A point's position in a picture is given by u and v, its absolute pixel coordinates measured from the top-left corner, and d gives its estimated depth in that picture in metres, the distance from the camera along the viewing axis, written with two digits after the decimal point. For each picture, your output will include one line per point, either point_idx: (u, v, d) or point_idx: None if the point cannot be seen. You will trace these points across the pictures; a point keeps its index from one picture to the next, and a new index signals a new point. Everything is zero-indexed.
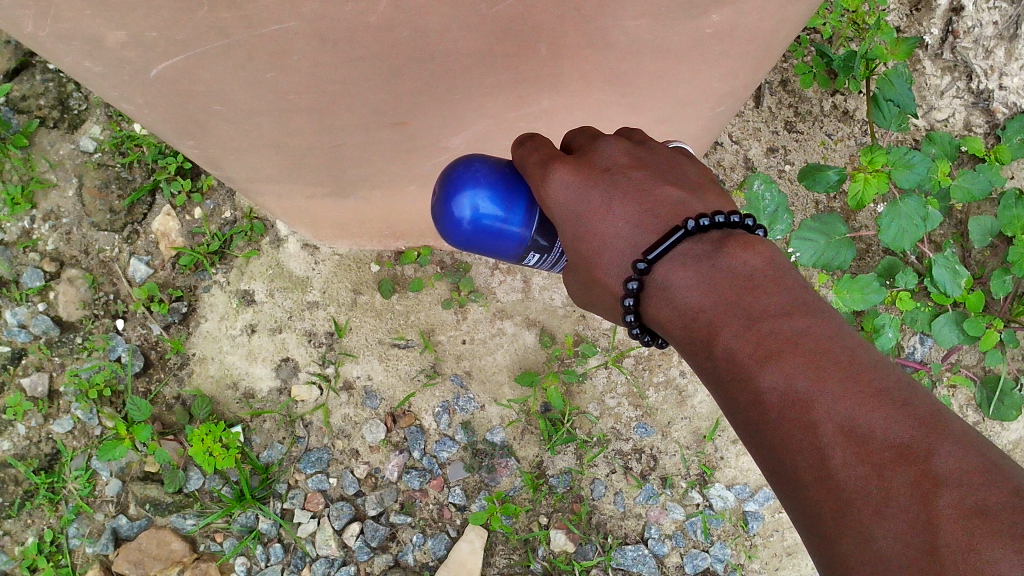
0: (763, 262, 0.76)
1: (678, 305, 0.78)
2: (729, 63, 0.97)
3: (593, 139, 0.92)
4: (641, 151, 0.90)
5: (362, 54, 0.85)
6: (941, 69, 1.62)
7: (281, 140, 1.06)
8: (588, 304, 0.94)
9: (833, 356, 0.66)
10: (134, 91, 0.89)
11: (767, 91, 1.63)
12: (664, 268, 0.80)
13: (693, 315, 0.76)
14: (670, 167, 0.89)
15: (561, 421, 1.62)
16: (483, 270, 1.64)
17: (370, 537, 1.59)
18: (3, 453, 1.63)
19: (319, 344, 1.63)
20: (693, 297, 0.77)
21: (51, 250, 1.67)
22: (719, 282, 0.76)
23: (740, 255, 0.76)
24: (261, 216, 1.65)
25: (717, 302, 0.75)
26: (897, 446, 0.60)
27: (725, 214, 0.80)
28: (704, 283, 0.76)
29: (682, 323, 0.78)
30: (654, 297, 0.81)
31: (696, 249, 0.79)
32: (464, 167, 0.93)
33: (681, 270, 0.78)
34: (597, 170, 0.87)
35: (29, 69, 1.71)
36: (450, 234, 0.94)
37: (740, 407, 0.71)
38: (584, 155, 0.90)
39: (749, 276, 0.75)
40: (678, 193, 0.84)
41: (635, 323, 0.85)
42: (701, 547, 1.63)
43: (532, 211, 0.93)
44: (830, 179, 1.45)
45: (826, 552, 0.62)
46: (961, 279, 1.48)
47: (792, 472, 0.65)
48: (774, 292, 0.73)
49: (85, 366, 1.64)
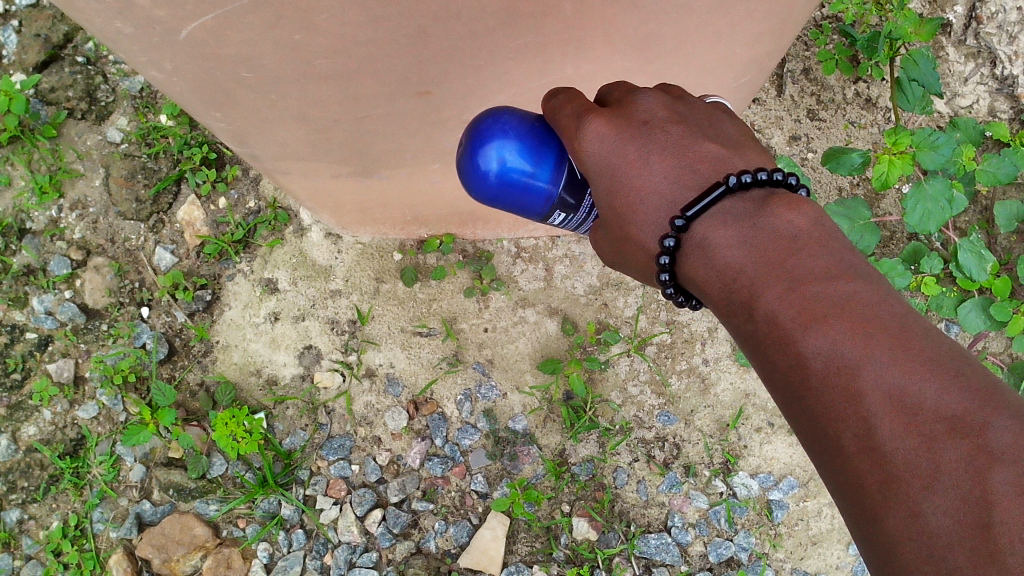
0: (809, 223, 0.74)
1: (717, 265, 0.75)
2: (754, 26, 0.98)
3: (628, 94, 0.89)
4: (678, 105, 0.87)
5: (388, 12, 0.86)
6: (964, 55, 1.62)
7: (307, 111, 1.07)
8: (618, 265, 0.92)
9: (882, 323, 0.64)
10: (164, 55, 0.90)
11: (789, 79, 1.63)
12: (704, 226, 0.77)
13: (733, 277, 0.74)
14: (709, 123, 0.86)
15: (584, 409, 1.62)
16: (505, 258, 1.66)
17: (392, 524, 1.59)
18: (29, 438, 1.64)
19: (341, 332, 1.64)
20: (733, 258, 0.74)
21: (78, 239, 1.69)
22: (762, 243, 0.73)
23: (785, 215, 0.74)
24: (285, 206, 1.67)
25: (758, 263, 0.72)
26: (950, 418, 0.59)
27: (768, 171, 0.78)
28: (746, 245, 0.74)
29: (720, 286, 0.75)
30: (691, 255, 0.78)
31: (736, 207, 0.76)
32: (493, 119, 0.92)
33: (721, 228, 0.76)
34: (635, 123, 0.84)
35: (58, 62, 1.73)
36: (476, 189, 0.93)
37: (780, 372, 0.69)
38: (620, 107, 0.87)
39: (793, 238, 0.72)
40: (717, 149, 0.82)
41: (670, 283, 0.82)
42: (724, 536, 1.61)
43: (560, 166, 0.92)
44: (854, 162, 1.44)
45: (868, 523, 0.62)
46: (988, 264, 1.46)
47: (834, 439, 0.64)
48: (819, 254, 0.70)
49: (110, 353, 1.65)
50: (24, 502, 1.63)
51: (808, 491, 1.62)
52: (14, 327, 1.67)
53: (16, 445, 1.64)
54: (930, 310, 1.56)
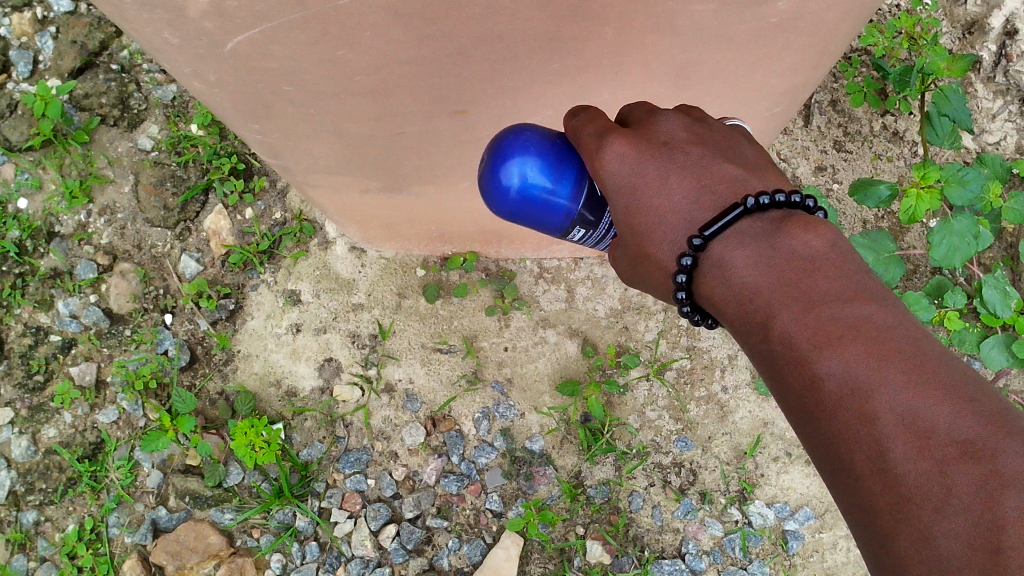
0: (825, 244, 0.72)
1: (733, 284, 0.74)
2: (792, 57, 0.99)
3: (649, 113, 0.88)
4: (700, 126, 0.86)
5: (432, 31, 0.86)
6: (993, 92, 1.63)
7: (343, 126, 1.08)
8: (634, 283, 0.90)
9: (897, 346, 0.63)
10: (208, 66, 0.92)
11: (816, 110, 1.64)
12: (720, 246, 0.76)
13: (749, 296, 0.72)
14: (728, 143, 0.85)
15: (601, 431, 1.62)
16: (527, 278, 1.67)
17: (406, 539, 1.59)
18: (49, 440, 1.65)
19: (362, 345, 1.65)
20: (749, 277, 0.73)
21: (106, 244, 1.71)
22: (778, 265, 0.72)
23: (802, 236, 0.73)
24: (310, 218, 1.68)
25: (774, 283, 0.71)
26: (963, 443, 0.58)
27: (786, 192, 0.76)
28: (763, 265, 0.73)
29: (735, 304, 0.74)
30: (708, 275, 0.76)
31: (754, 227, 0.75)
32: (515, 136, 0.91)
33: (738, 248, 0.74)
34: (655, 144, 0.84)
35: (93, 69, 1.75)
36: (497, 203, 0.93)
37: (792, 392, 0.68)
38: (640, 127, 0.86)
39: (810, 259, 0.71)
40: (737, 171, 0.81)
41: (686, 301, 0.80)
42: (739, 565, 1.61)
43: (581, 185, 0.91)
44: (881, 194, 1.44)
45: (880, 544, 0.61)
46: (1012, 300, 1.45)
47: (846, 461, 0.63)
48: (834, 276, 0.69)
49: (132, 358, 1.66)
50: (41, 504, 1.63)
51: (824, 522, 1.62)
52: (39, 329, 1.68)
53: (35, 446, 1.65)
54: (954, 345, 1.56)
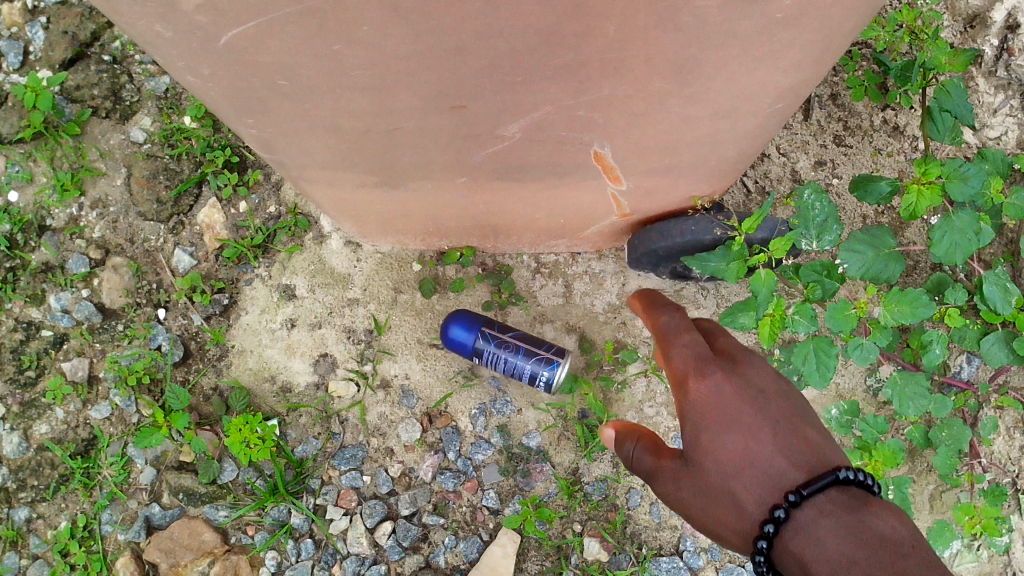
0: (906, 533, 0.84)
1: (829, 553, 0.83)
2: (795, 53, 0.97)
3: (742, 353, 1.06)
4: (782, 383, 1.03)
5: (430, 26, 0.85)
6: (995, 86, 1.62)
7: (339, 121, 1.07)
8: (689, 517, 0.99)
9: None
10: (202, 61, 0.90)
11: (816, 104, 1.63)
12: (812, 510, 0.87)
13: (845, 563, 0.81)
14: (806, 406, 1.01)
15: (599, 428, 1.60)
16: (524, 273, 1.66)
17: (402, 536, 1.58)
18: (41, 436, 1.63)
19: (358, 341, 1.63)
20: (846, 548, 0.82)
21: (98, 238, 1.68)
22: (871, 541, 0.82)
23: (892, 524, 0.84)
24: (305, 212, 1.66)
25: (871, 554, 0.80)
26: None
27: (863, 474, 0.90)
28: (855, 538, 0.83)
29: (830, 566, 0.82)
30: (797, 536, 0.87)
31: (841, 497, 0.88)
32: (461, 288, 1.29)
33: (825, 520, 0.86)
34: (751, 387, 1.00)
35: (84, 60, 1.72)
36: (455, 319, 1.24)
37: None
38: (734, 362, 1.04)
39: (900, 544, 0.82)
40: (818, 435, 0.97)
41: (762, 562, 0.90)
42: (737, 562, 1.60)
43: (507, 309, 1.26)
44: (882, 190, 1.42)
45: None
46: (1013, 297, 1.44)
47: None
48: (925, 568, 0.79)
49: (125, 353, 1.64)
50: (34, 501, 1.62)
51: None
52: (31, 324, 1.65)
53: (27, 442, 1.63)
54: (954, 342, 1.55)
